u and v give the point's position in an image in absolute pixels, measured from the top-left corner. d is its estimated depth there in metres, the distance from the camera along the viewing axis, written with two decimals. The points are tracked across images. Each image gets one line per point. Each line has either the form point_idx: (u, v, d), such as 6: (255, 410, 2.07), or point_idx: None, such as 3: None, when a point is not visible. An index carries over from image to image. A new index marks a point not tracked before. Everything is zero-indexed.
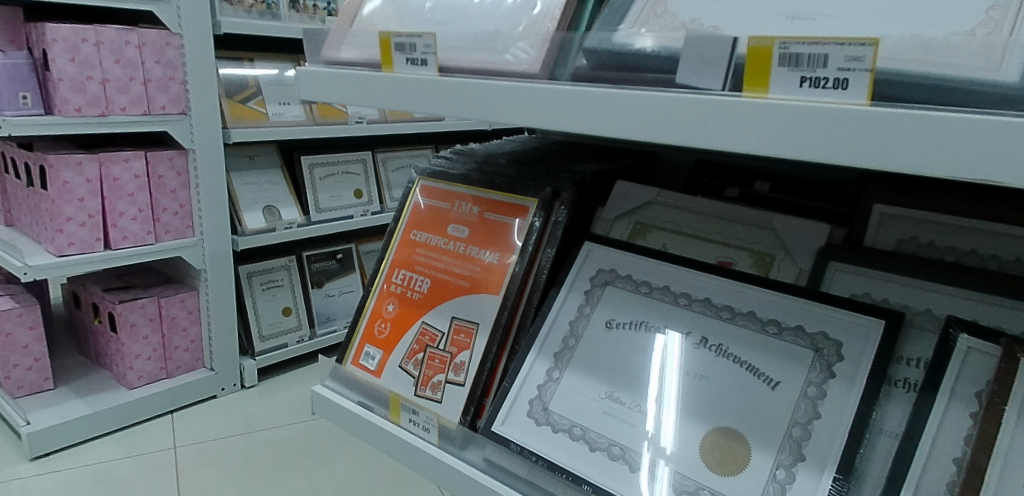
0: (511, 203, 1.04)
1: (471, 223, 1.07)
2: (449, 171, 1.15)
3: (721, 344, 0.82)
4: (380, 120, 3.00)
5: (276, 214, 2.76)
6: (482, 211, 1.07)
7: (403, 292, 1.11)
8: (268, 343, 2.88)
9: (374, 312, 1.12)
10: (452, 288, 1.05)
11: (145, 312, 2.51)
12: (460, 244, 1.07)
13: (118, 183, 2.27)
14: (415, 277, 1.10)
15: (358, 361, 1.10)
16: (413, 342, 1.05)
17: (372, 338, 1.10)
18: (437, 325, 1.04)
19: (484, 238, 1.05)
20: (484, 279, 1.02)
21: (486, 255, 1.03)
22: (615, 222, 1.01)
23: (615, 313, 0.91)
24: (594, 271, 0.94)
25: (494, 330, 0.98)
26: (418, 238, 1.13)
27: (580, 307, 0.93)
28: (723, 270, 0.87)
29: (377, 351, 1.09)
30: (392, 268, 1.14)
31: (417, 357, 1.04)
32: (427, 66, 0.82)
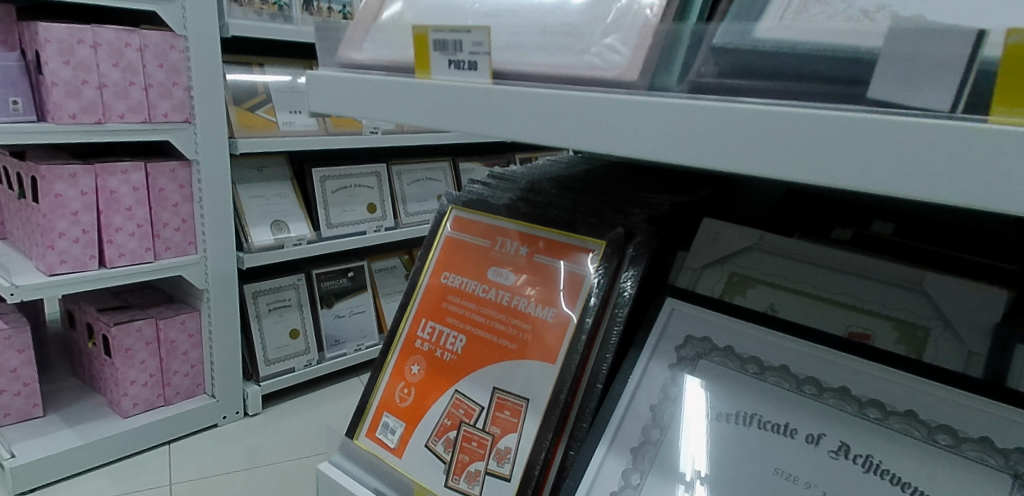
0: (570, 245, 0.83)
1: (516, 268, 0.86)
2: (489, 200, 0.94)
3: (870, 455, 0.61)
4: (397, 130, 2.80)
5: (284, 229, 2.55)
6: (531, 254, 0.86)
7: (431, 350, 0.90)
8: (274, 367, 2.67)
9: (395, 372, 0.91)
10: (492, 348, 0.84)
11: (142, 334, 2.29)
12: (503, 293, 0.86)
13: (115, 195, 2.07)
14: (446, 332, 0.89)
15: (375, 434, 0.90)
16: (443, 417, 0.85)
17: (392, 406, 0.90)
18: (473, 397, 0.83)
19: (533, 289, 0.84)
20: (535, 342, 0.81)
21: (537, 309, 0.82)
22: (703, 273, 0.79)
23: (709, 399, 0.69)
24: (682, 339, 0.73)
25: (550, 411, 0.77)
26: (449, 282, 0.92)
27: (663, 388, 0.72)
28: (862, 347, 0.65)
29: (398, 424, 0.88)
30: (418, 319, 0.92)
31: (448, 438, 0.83)
32: (479, 73, 0.61)
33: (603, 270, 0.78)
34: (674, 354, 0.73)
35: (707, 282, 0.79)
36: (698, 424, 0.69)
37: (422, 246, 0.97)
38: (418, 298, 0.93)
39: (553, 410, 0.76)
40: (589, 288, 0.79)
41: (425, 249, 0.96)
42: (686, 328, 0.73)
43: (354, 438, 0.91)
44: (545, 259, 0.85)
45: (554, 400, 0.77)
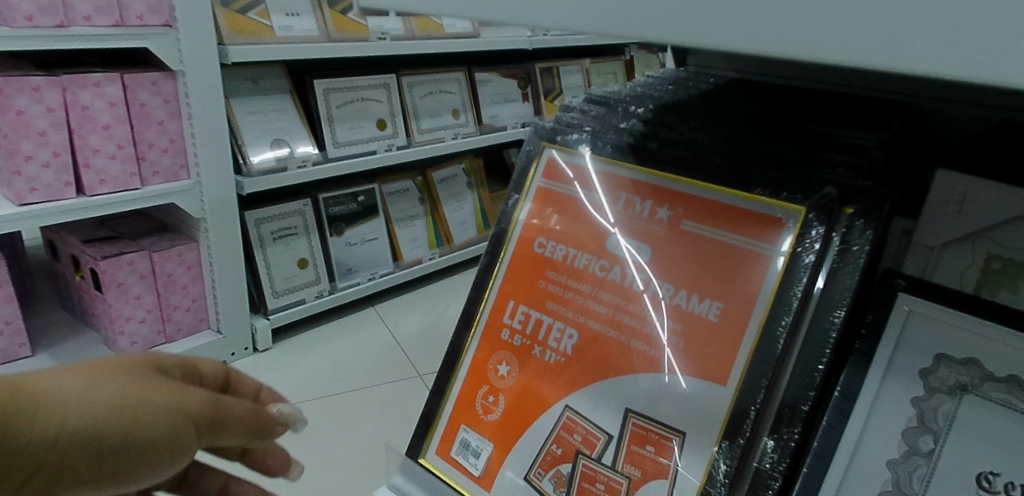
0: (745, 212, 0.57)
1: (653, 239, 0.61)
2: (600, 136, 0.67)
3: None
4: (407, 35, 2.44)
5: (286, 148, 2.23)
6: (677, 220, 0.61)
7: (527, 347, 0.65)
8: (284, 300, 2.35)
9: (473, 373, 0.68)
10: (619, 352, 0.60)
11: (134, 269, 1.97)
12: (634, 274, 0.61)
13: (88, 112, 1.73)
14: (548, 323, 0.65)
15: (451, 454, 0.68)
16: (551, 444, 0.62)
17: (473, 419, 0.67)
18: (597, 421, 0.60)
19: (684, 272, 0.59)
20: (691, 350, 0.57)
21: (691, 302, 0.58)
22: (944, 254, 0.54)
23: (979, 454, 0.48)
24: (933, 361, 0.50)
25: (720, 453, 0.54)
26: (548, 252, 0.66)
27: (904, 435, 0.50)
28: None
29: (484, 446, 0.66)
30: (504, 300, 0.68)
31: (560, 474, 0.61)
32: None
33: (802, 253, 0.54)
34: (919, 383, 0.50)
35: (954, 268, 0.54)
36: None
37: (504, 198, 0.70)
38: (504, 272, 0.68)
39: (727, 452, 0.53)
40: (778, 277, 0.55)
41: (511, 203, 0.70)
42: (936, 343, 0.50)
43: (421, 457, 0.69)
44: (699, 228, 0.59)
45: (729, 438, 0.54)
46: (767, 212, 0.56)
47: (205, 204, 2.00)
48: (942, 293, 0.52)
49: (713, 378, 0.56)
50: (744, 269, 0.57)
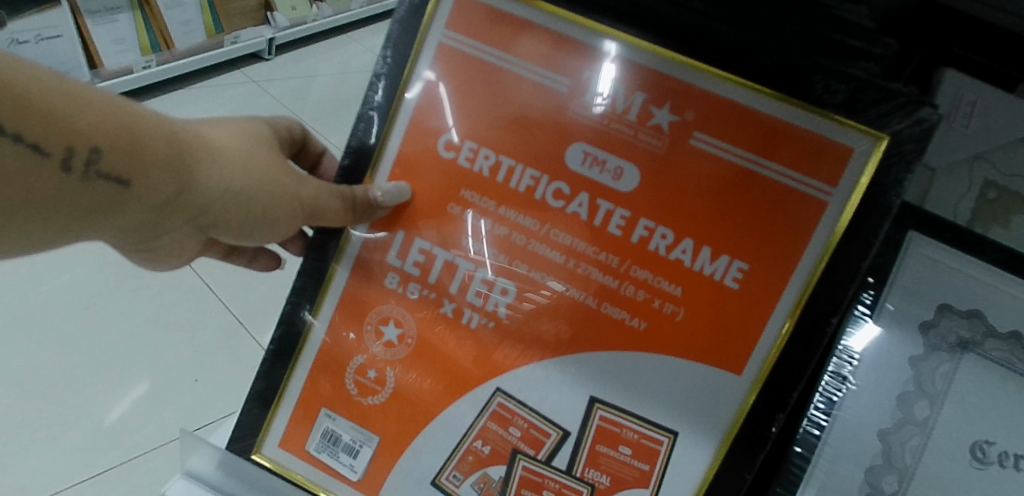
0: (793, 129, 0.37)
1: (640, 156, 0.40)
2: None
3: None
4: None
5: None
6: (681, 130, 0.39)
7: (434, 302, 0.45)
8: None
9: (346, 335, 0.46)
10: (582, 322, 0.42)
11: None
12: (607, 207, 0.40)
13: None
14: (466, 269, 0.44)
15: (305, 450, 0.47)
16: (473, 440, 0.44)
17: (342, 402, 0.46)
18: (546, 414, 0.43)
19: (688, 212, 0.39)
20: (689, 326, 0.40)
21: (695, 257, 0.39)
22: (947, 178, 0.44)
23: (981, 421, 0.42)
24: (935, 315, 0.43)
25: (719, 460, 0.41)
26: (465, 160, 0.43)
27: (901, 402, 0.42)
28: None
29: (364, 442, 0.46)
30: (391, 228, 0.45)
31: (488, 479, 0.44)
32: None
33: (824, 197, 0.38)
34: (919, 340, 0.43)
35: (951, 193, 0.45)
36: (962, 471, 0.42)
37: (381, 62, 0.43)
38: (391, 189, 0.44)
39: (738, 464, 0.40)
40: (833, 234, 0.38)
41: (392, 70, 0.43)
42: (938, 293, 0.43)
43: (254, 454, 0.48)
44: (713, 146, 0.39)
45: (737, 447, 0.40)
46: (812, 129, 0.37)
47: None
48: (956, 233, 0.42)
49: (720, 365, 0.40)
50: (779, 217, 0.38)
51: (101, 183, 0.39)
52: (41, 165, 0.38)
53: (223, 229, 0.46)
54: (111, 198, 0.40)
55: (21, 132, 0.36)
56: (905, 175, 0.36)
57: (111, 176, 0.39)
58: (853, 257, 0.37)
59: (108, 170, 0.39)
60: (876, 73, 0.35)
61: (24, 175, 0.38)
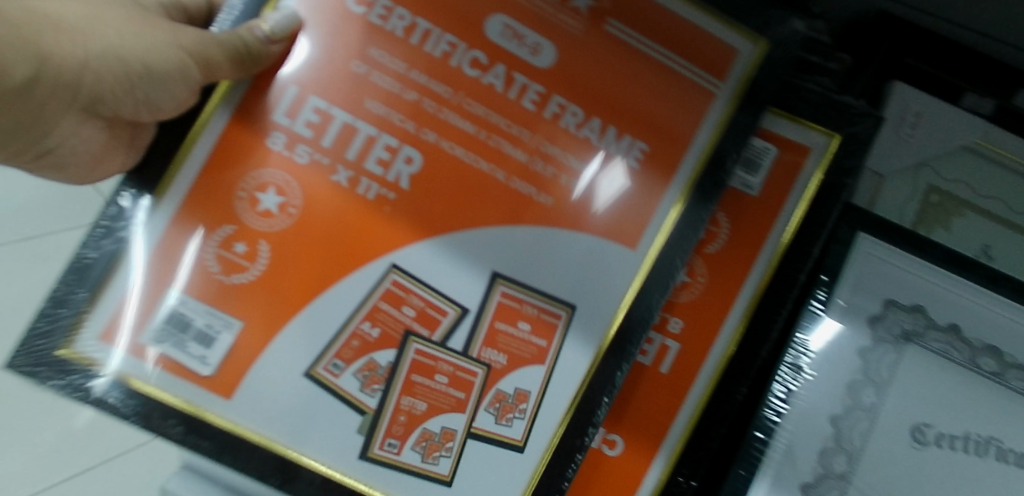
0: (705, 35, 0.41)
1: (560, 37, 0.41)
2: None
3: None
4: None
5: None
6: (601, 15, 0.41)
7: (324, 168, 0.39)
8: None
9: (212, 198, 0.38)
10: (477, 192, 0.40)
11: None
12: (523, 81, 0.40)
13: None
14: (369, 135, 0.39)
15: (136, 343, 0.38)
16: (361, 322, 0.39)
17: (201, 287, 0.38)
18: (439, 289, 0.40)
19: (603, 94, 0.41)
20: (593, 196, 0.41)
21: (602, 135, 0.41)
22: (892, 184, 0.48)
23: (916, 407, 0.46)
24: (880, 309, 0.47)
25: (610, 346, 0.41)
26: (377, 17, 0.39)
27: (850, 388, 0.46)
28: None
29: (222, 329, 0.38)
30: (286, 78, 0.39)
31: (375, 368, 0.39)
32: None
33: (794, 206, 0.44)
34: (867, 331, 0.47)
35: (896, 199, 0.48)
36: (896, 452, 0.46)
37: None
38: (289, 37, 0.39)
39: (617, 352, 0.41)
40: (715, 131, 0.41)
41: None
42: (883, 289, 0.47)
43: (62, 351, 0.38)
44: (627, 35, 0.41)
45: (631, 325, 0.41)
46: (773, 129, 0.44)
47: None
48: (899, 233, 0.46)
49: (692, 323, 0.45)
50: (674, 106, 0.41)
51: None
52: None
53: (112, 107, 0.40)
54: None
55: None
56: (841, 175, 0.44)
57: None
58: (801, 240, 0.45)
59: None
60: (830, 87, 0.44)
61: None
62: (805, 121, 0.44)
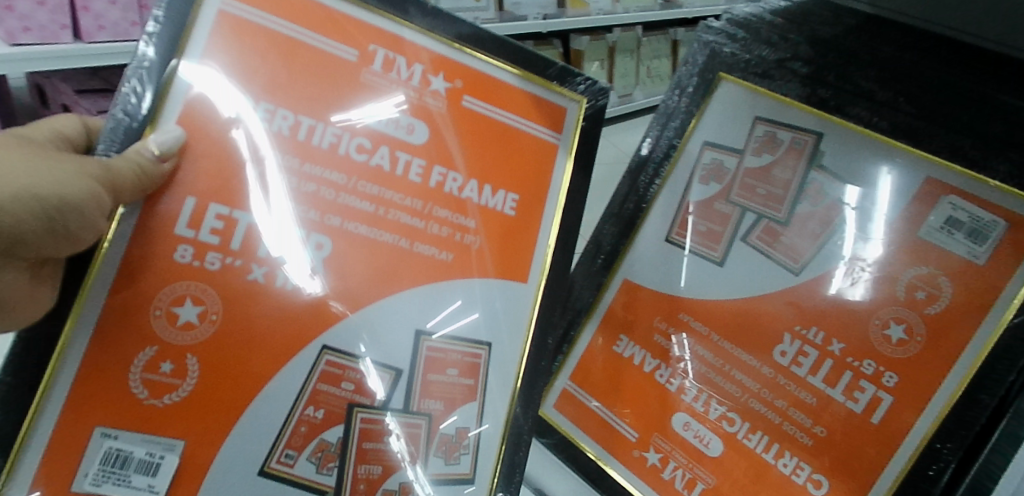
0: (542, 102, 0.45)
1: (429, 115, 0.42)
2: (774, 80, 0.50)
3: None
4: None
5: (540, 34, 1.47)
6: (457, 94, 0.43)
7: (239, 270, 0.38)
8: None
9: (116, 320, 0.36)
10: (403, 265, 0.41)
11: None
12: (406, 158, 0.41)
13: None
14: (276, 230, 0.39)
15: (73, 491, 0.35)
16: (307, 408, 0.38)
17: (124, 417, 0.36)
18: (374, 357, 0.40)
19: (478, 158, 0.43)
20: (487, 249, 0.43)
21: (480, 193, 0.43)
22: None
23: None
24: None
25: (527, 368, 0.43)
26: (260, 121, 0.39)
27: None
28: None
29: (165, 454, 0.36)
30: (181, 191, 0.38)
31: (326, 446, 0.39)
32: None
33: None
34: None
35: None
36: None
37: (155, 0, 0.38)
38: (253, 107, 0.38)
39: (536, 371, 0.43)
40: (560, 186, 0.45)
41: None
42: None
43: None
44: (484, 108, 0.43)
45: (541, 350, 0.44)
46: (980, 194, 0.42)
47: None
48: None
49: (909, 379, 0.43)
50: (537, 167, 0.44)
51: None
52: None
53: (36, 249, 0.35)
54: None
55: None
56: None
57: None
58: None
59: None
60: None
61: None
62: (966, 170, 0.42)
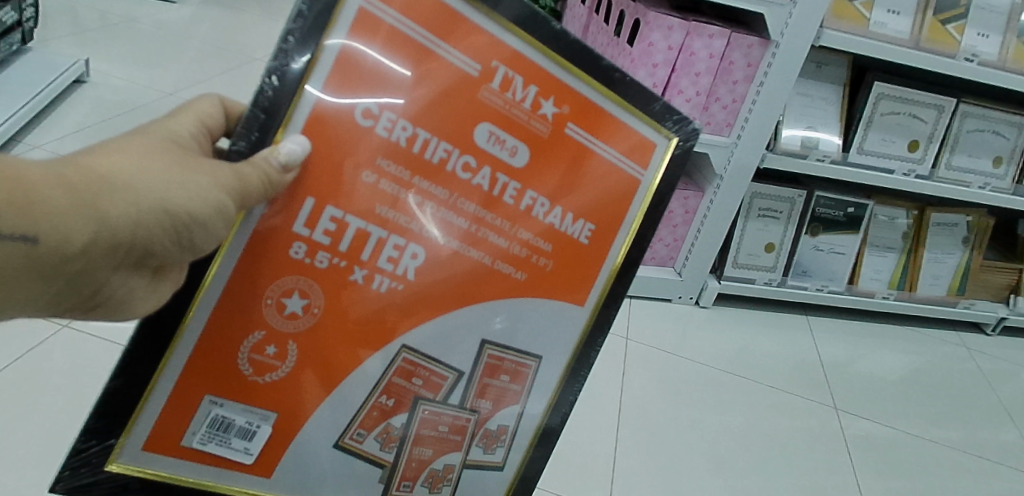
0: (635, 134, 0.53)
1: (533, 139, 0.51)
2: None
3: None
4: None
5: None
6: (562, 119, 0.52)
7: (342, 268, 0.51)
8: (738, 273, 2.06)
9: (238, 303, 0.50)
10: (480, 278, 0.53)
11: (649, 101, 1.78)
12: (505, 179, 0.51)
13: (693, 58, 1.72)
14: (380, 237, 0.50)
15: (183, 445, 0.52)
16: (380, 395, 0.54)
17: (232, 393, 0.52)
18: (443, 361, 0.54)
19: (562, 183, 0.53)
20: (553, 272, 0.54)
21: (563, 219, 0.53)
22: None
23: None
24: None
25: (565, 385, 0.57)
26: (386, 129, 0.49)
27: None
28: None
29: (260, 423, 0.53)
30: (304, 193, 0.49)
31: (390, 427, 0.55)
32: None
33: None
34: None
35: None
36: None
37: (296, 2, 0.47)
38: (377, 114, 0.48)
39: (569, 388, 0.57)
40: (636, 218, 0.55)
41: (319, 11, 0.47)
42: None
43: (109, 464, 0.50)
44: (583, 136, 0.52)
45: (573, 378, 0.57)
46: None
47: (729, 170, 1.88)
48: None
49: None
50: (616, 198, 0.54)
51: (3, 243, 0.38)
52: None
53: (160, 252, 0.45)
54: (19, 260, 0.39)
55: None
56: None
57: (12, 233, 0.38)
58: None
59: (6, 229, 0.38)
60: None
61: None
62: None
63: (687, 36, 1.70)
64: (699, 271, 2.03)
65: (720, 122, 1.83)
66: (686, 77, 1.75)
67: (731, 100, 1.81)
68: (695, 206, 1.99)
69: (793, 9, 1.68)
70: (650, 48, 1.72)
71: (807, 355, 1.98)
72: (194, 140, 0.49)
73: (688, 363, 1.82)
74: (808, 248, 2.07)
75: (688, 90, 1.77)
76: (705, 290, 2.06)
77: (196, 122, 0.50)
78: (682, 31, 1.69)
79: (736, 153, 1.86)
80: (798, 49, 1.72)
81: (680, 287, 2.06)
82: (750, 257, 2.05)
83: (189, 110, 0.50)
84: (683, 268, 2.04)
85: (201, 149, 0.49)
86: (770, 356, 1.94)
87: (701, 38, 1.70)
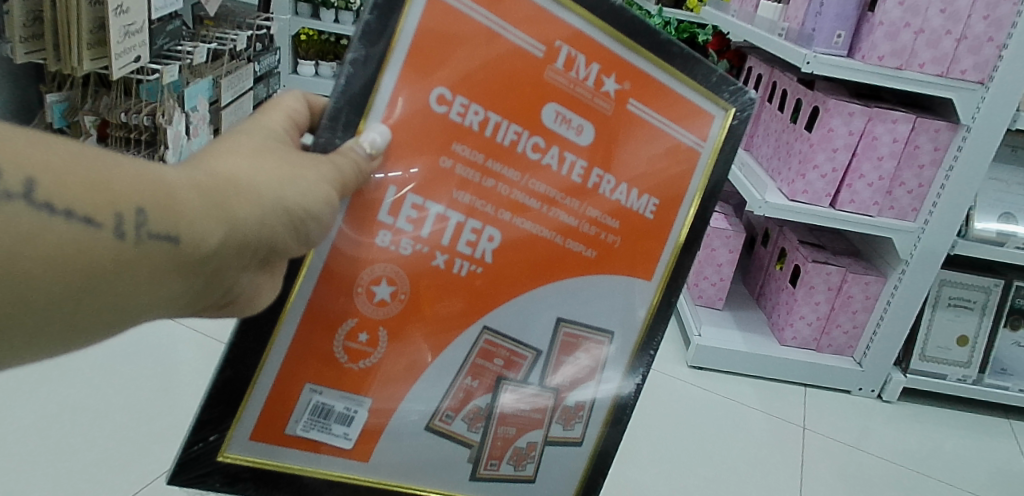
0: (695, 107, 0.60)
1: (598, 117, 0.58)
2: None
3: None
4: None
5: None
6: (623, 96, 0.58)
7: (426, 254, 0.59)
8: (925, 365, 1.95)
9: (335, 292, 0.58)
10: (554, 252, 0.61)
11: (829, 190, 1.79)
12: (572, 158, 0.59)
13: (875, 142, 1.72)
14: (459, 223, 0.59)
15: (289, 433, 0.60)
16: (465, 377, 0.63)
17: (328, 381, 0.60)
18: (522, 342, 0.63)
19: (623, 166, 0.60)
20: (624, 246, 0.62)
21: (629, 196, 0.61)
22: None
23: None
24: None
25: (636, 357, 0.65)
26: (458, 114, 0.56)
27: None
28: None
29: (357, 409, 0.61)
30: (388, 181, 0.57)
31: (478, 406, 0.64)
32: None
33: None
34: None
35: None
36: None
37: (363, 14, 0.54)
38: (450, 100, 0.56)
39: (640, 362, 0.65)
40: (697, 191, 0.62)
41: (385, 28, 0.54)
42: None
43: (220, 455, 0.58)
44: (644, 111, 0.59)
45: (643, 353, 0.65)
46: None
47: (918, 252, 1.80)
48: None
49: None
50: (679, 173, 0.61)
51: (154, 243, 0.44)
52: (101, 238, 0.42)
53: (282, 250, 0.52)
54: (164, 256, 0.45)
55: (70, 208, 0.40)
56: None
57: (161, 234, 0.44)
58: None
59: (157, 230, 0.44)
60: None
61: (84, 249, 0.41)
62: None
63: (870, 122, 1.70)
64: (883, 362, 1.93)
65: (906, 206, 1.79)
66: (868, 162, 1.74)
67: (917, 185, 1.77)
68: (877, 292, 1.92)
69: (986, 94, 1.64)
70: (831, 134, 1.73)
71: (1014, 462, 1.78)
72: (288, 128, 0.57)
73: (874, 456, 1.72)
74: (1008, 344, 1.98)
75: (871, 175, 1.75)
76: (889, 384, 1.95)
77: (286, 117, 0.57)
78: (865, 117, 1.70)
79: (923, 238, 1.78)
80: (992, 134, 1.67)
81: (861, 379, 1.95)
82: (940, 350, 1.95)
83: (279, 104, 0.58)
84: (864, 358, 1.95)
85: (292, 139, 0.57)
86: (967, 456, 1.79)
87: (884, 124, 1.70)
